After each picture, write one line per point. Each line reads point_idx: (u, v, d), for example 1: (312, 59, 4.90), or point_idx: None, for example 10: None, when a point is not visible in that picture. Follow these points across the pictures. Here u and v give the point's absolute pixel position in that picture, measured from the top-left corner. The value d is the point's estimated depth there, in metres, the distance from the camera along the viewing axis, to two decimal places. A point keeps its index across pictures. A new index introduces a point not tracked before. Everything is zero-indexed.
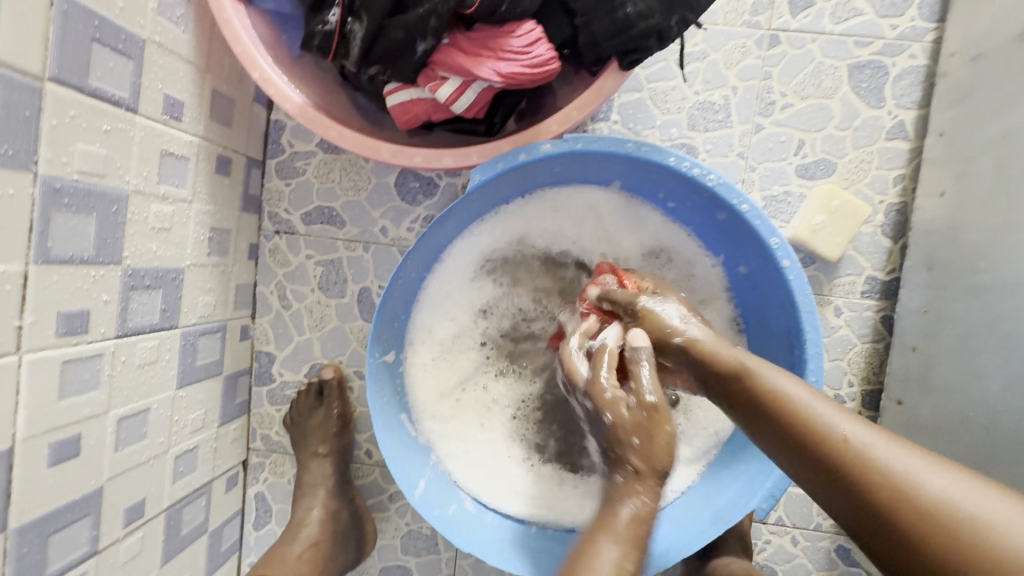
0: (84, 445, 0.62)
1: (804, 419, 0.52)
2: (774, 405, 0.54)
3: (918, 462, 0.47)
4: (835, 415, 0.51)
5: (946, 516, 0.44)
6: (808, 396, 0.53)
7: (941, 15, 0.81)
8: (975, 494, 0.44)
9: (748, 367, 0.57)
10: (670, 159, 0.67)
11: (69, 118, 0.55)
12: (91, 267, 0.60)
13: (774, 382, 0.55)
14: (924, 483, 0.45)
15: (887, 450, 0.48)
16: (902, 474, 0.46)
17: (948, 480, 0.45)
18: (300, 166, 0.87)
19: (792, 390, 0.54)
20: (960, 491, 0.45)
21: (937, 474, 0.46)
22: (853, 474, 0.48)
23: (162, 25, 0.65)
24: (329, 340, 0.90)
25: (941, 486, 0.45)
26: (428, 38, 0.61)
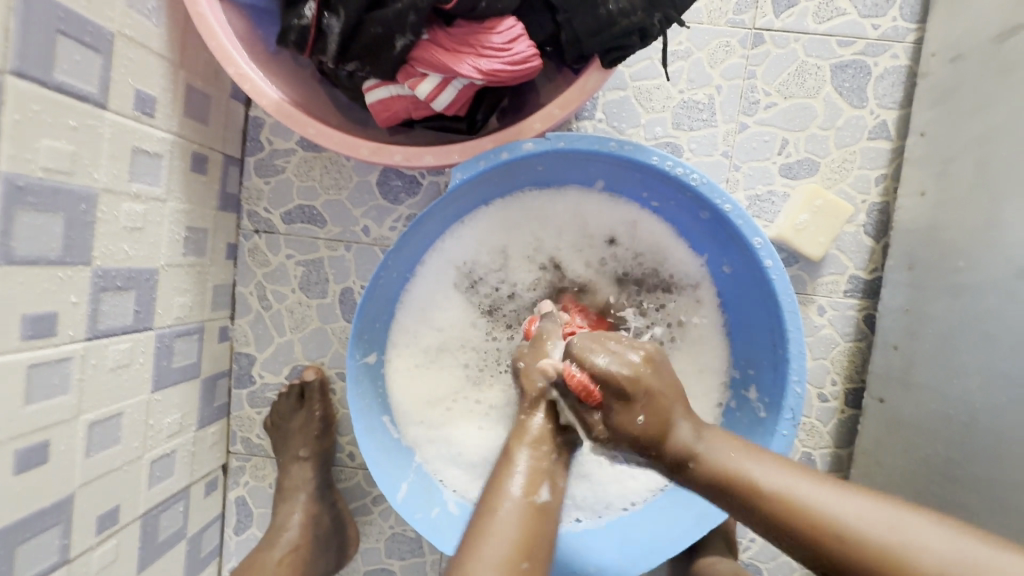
0: (52, 451, 0.60)
1: (795, 508, 0.49)
2: (750, 495, 0.51)
3: (909, 522, 0.47)
4: (816, 492, 0.50)
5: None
6: (785, 476, 0.52)
7: (922, 16, 0.81)
8: (972, 546, 0.45)
9: (707, 452, 0.55)
10: (653, 159, 0.67)
11: (33, 114, 0.53)
12: (58, 268, 0.58)
13: (744, 467, 0.53)
14: (921, 546, 0.45)
15: (882, 519, 0.47)
16: (904, 548, 0.46)
17: (942, 538, 0.46)
18: (280, 164, 0.86)
19: (765, 475, 0.52)
20: (954, 549, 0.45)
21: (925, 531, 0.46)
22: (872, 563, 0.46)
23: (132, 18, 0.63)
24: (310, 341, 0.88)
25: (937, 552, 0.45)
26: (407, 34, 0.59)
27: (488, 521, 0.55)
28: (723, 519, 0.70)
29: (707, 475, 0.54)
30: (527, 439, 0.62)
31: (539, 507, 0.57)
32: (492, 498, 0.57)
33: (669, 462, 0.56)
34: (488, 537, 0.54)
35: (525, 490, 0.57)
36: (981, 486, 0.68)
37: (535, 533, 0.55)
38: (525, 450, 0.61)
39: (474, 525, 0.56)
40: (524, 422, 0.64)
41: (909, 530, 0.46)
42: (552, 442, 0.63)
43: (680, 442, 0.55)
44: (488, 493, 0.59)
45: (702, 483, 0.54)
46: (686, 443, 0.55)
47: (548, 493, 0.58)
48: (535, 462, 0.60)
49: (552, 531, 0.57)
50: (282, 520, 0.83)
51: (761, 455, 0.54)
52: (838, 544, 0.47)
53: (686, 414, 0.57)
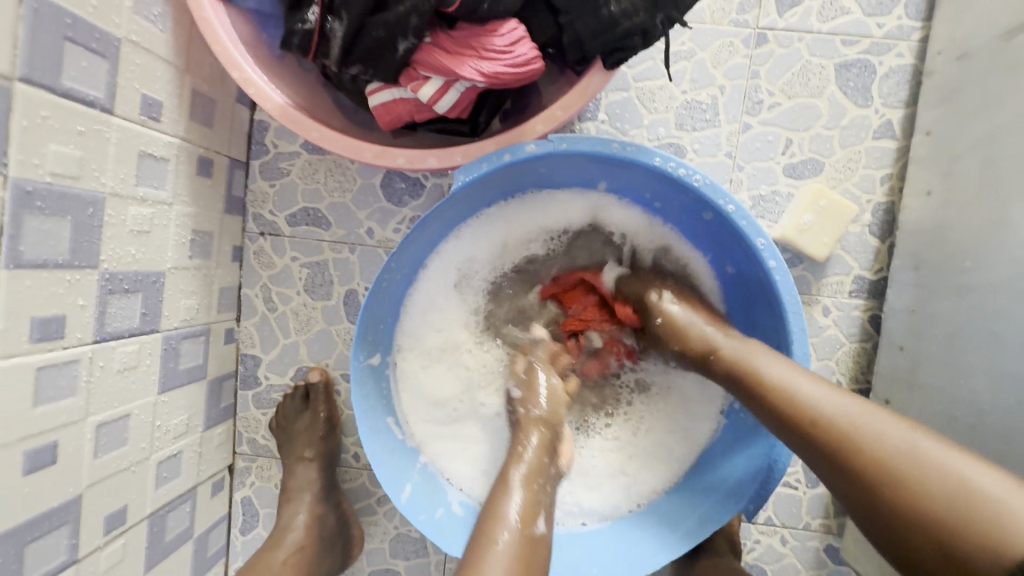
0: (61, 452, 0.61)
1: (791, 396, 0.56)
2: (762, 385, 0.58)
3: (886, 422, 0.50)
4: (810, 388, 0.55)
5: (904, 470, 0.47)
6: (789, 372, 0.58)
7: (927, 14, 0.81)
8: (939, 447, 0.47)
9: (729, 348, 0.64)
10: (655, 160, 0.66)
11: (41, 120, 0.54)
12: (65, 271, 0.59)
13: (756, 360, 0.61)
14: (883, 438, 0.49)
15: (859, 416, 0.51)
16: (866, 436, 0.50)
17: (909, 436, 0.48)
18: (285, 167, 0.86)
19: (774, 370, 0.58)
20: (917, 447, 0.48)
21: (894, 431, 0.49)
22: (835, 442, 0.51)
23: (139, 24, 0.63)
24: (315, 343, 0.89)
25: (896, 441, 0.48)
26: (409, 37, 0.60)
27: (488, 547, 0.56)
28: (726, 521, 0.70)
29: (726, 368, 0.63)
30: (522, 469, 0.64)
31: (530, 538, 0.58)
32: (492, 524, 0.58)
33: (694, 356, 0.67)
34: (485, 561, 0.55)
35: (521, 520, 0.59)
36: None
37: (530, 562, 0.56)
38: (520, 481, 0.63)
39: (472, 550, 0.56)
40: (517, 453, 0.66)
41: (876, 425, 0.50)
42: (544, 474, 0.65)
43: (704, 339, 0.66)
44: (484, 519, 0.60)
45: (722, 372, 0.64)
46: (712, 343, 0.66)
47: (543, 524, 0.60)
48: (530, 493, 0.62)
49: (543, 561, 0.58)
50: (287, 520, 0.84)
51: (781, 357, 0.60)
52: (816, 429, 0.53)
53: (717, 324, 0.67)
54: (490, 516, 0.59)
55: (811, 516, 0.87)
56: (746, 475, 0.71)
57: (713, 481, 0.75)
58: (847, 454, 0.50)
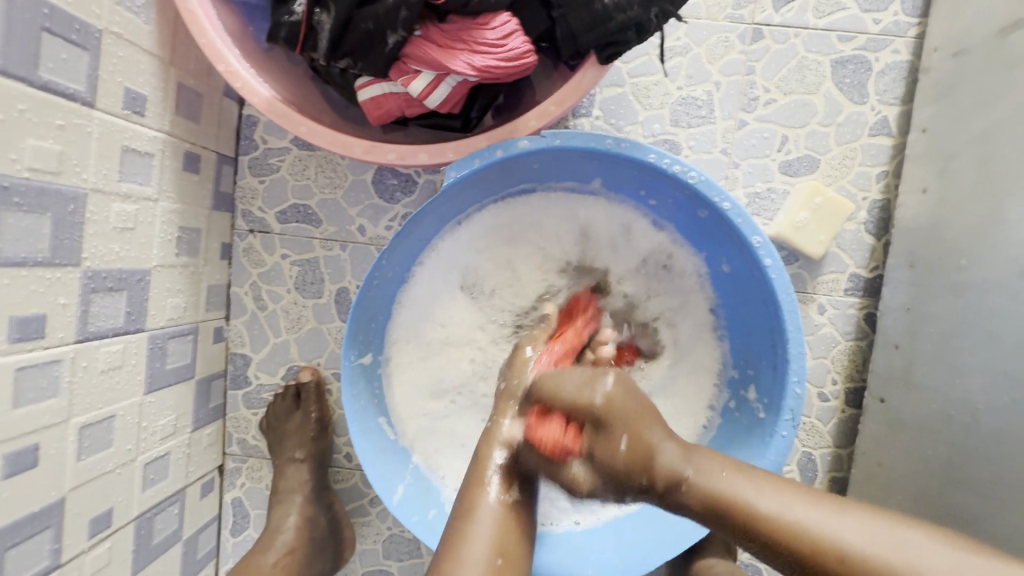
0: (42, 454, 0.60)
1: (799, 531, 0.46)
2: (758, 523, 0.47)
3: (915, 544, 0.43)
4: (816, 518, 0.46)
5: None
6: (781, 499, 0.48)
7: (924, 10, 0.80)
8: (880, 529, 0.44)
9: (696, 475, 0.51)
10: (650, 156, 0.66)
11: (18, 113, 0.52)
12: (46, 269, 0.57)
13: (738, 492, 0.49)
14: (923, 570, 0.42)
15: (883, 546, 0.44)
16: (908, 575, 0.42)
17: (942, 555, 0.42)
18: (274, 162, 0.85)
19: (760, 500, 0.48)
20: (957, 569, 0.42)
21: (928, 557, 0.42)
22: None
23: (121, 15, 0.62)
24: (306, 342, 0.87)
25: (936, 570, 0.42)
26: (399, 30, 0.58)
27: (469, 524, 0.57)
28: (720, 523, 0.69)
29: (701, 498, 0.51)
30: (500, 445, 0.61)
31: (509, 507, 0.59)
32: (471, 505, 0.58)
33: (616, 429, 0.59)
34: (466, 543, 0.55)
35: (500, 493, 0.59)
36: (984, 486, 0.68)
37: (509, 531, 0.58)
38: (499, 458, 0.61)
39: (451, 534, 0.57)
40: (494, 425, 0.63)
41: (910, 556, 0.43)
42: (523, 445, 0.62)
43: (662, 466, 0.53)
44: (465, 499, 0.60)
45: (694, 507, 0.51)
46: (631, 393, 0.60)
47: (521, 493, 0.61)
48: (510, 466, 0.61)
49: (526, 525, 0.60)
50: (277, 522, 0.83)
51: (752, 475, 0.51)
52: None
53: (669, 435, 0.54)
54: (471, 500, 0.59)
55: None
56: None
57: None
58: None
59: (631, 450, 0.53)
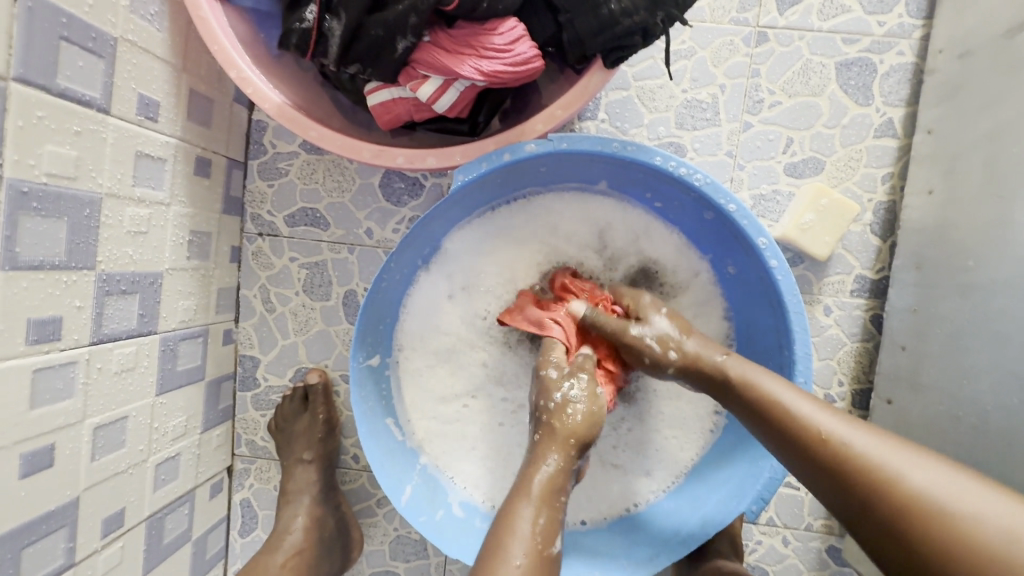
0: (57, 455, 0.61)
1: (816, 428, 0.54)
2: (782, 416, 0.56)
3: (913, 460, 0.49)
4: (836, 424, 0.54)
5: (938, 510, 0.46)
6: (817, 410, 0.55)
7: (929, 12, 0.80)
8: (965, 488, 0.46)
9: (741, 370, 0.61)
10: (656, 159, 0.66)
11: (36, 119, 0.53)
12: (62, 272, 0.58)
13: (771, 388, 0.58)
14: (910, 476, 0.48)
15: (882, 450, 0.50)
16: (896, 474, 0.48)
17: (936, 475, 0.48)
18: (283, 167, 0.86)
19: (788, 397, 0.57)
20: (946, 485, 0.47)
21: (920, 469, 0.48)
22: (879, 489, 0.49)
23: (136, 23, 0.63)
24: (314, 344, 0.88)
25: (923, 479, 0.48)
26: (408, 36, 0.59)
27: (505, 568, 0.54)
28: (728, 523, 0.70)
29: (744, 397, 0.60)
30: (545, 486, 0.60)
31: (547, 558, 0.57)
32: (509, 542, 0.56)
33: (700, 376, 0.64)
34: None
35: (542, 542, 0.57)
36: None
37: None
38: (542, 498, 0.59)
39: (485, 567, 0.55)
40: (537, 466, 0.61)
41: (903, 463, 0.49)
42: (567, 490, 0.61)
43: (713, 364, 0.63)
44: (497, 527, 0.58)
45: (737, 402, 0.60)
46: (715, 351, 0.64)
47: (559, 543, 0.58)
48: (552, 512, 0.59)
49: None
50: (285, 523, 0.83)
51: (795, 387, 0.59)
52: (842, 465, 0.51)
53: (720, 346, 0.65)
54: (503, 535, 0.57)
55: (812, 516, 0.86)
56: (747, 479, 0.70)
57: (714, 483, 0.74)
58: (875, 492, 0.49)
59: (685, 355, 0.65)
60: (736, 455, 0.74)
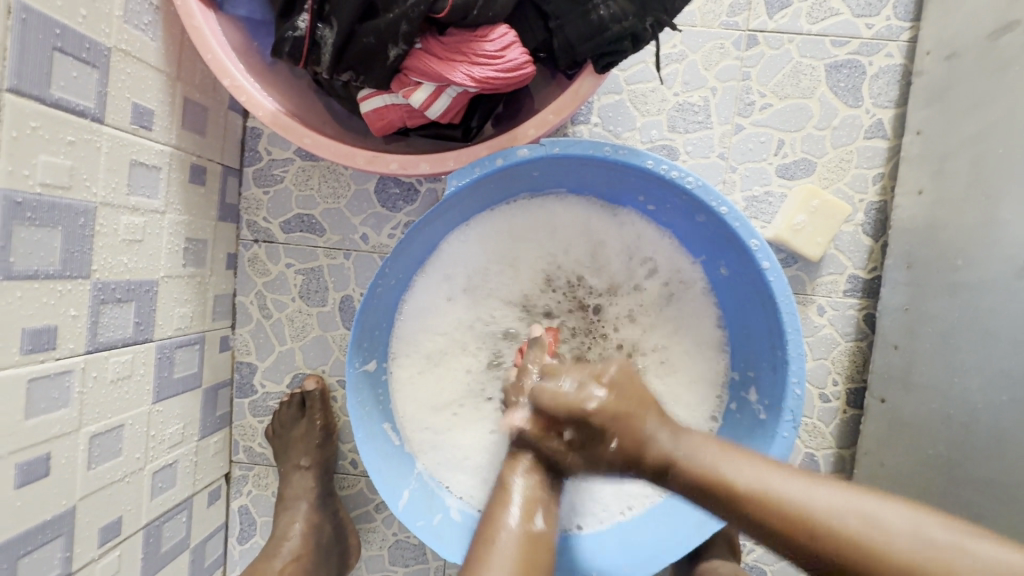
0: (53, 463, 0.61)
1: (778, 509, 0.49)
2: (739, 502, 0.50)
3: (881, 511, 0.46)
4: (805, 490, 0.49)
5: (928, 561, 0.44)
6: (781, 481, 0.50)
7: (916, 14, 0.81)
8: (945, 533, 0.45)
9: (690, 454, 0.55)
10: (648, 162, 0.67)
11: (30, 130, 0.53)
12: (57, 282, 0.58)
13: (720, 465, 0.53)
14: (894, 533, 0.45)
15: (875, 512, 0.46)
16: (873, 532, 0.45)
17: (907, 526, 0.45)
18: (278, 173, 0.86)
19: (745, 476, 0.51)
20: (920, 541, 0.44)
21: (891, 515, 0.46)
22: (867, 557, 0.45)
23: (129, 33, 0.63)
24: (310, 349, 0.88)
25: (901, 528, 0.45)
26: (400, 43, 0.60)
27: (488, 555, 0.56)
28: (723, 524, 0.69)
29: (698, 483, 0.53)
30: (519, 470, 0.62)
31: (536, 538, 0.58)
32: (490, 538, 0.58)
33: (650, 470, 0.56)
34: (486, 562, 0.55)
35: (520, 520, 0.59)
36: (980, 483, 0.69)
37: (532, 559, 0.56)
38: (519, 484, 0.61)
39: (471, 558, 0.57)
40: (518, 452, 0.64)
41: (876, 516, 0.46)
42: (546, 469, 0.63)
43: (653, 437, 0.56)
44: (484, 524, 0.60)
45: (684, 484, 0.54)
46: (658, 437, 0.56)
47: (543, 521, 0.60)
48: (531, 490, 0.61)
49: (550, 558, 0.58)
50: (282, 530, 0.83)
51: (749, 456, 0.54)
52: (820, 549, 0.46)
53: (663, 421, 0.58)
54: (485, 528, 0.59)
55: None
56: None
57: None
58: (869, 573, 0.45)
59: (624, 445, 0.57)
60: None
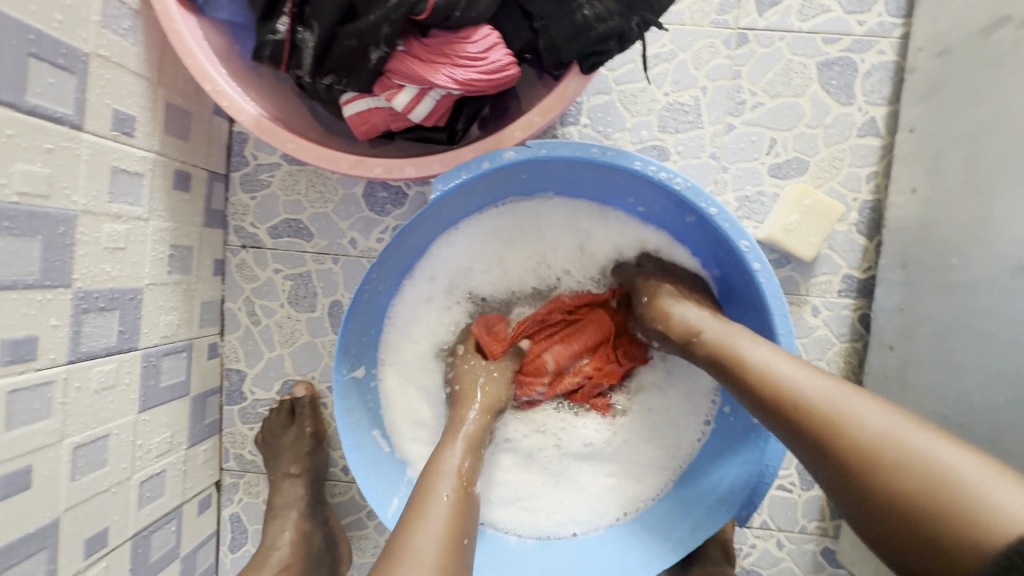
0: (35, 476, 0.60)
1: (772, 382, 0.54)
2: (747, 375, 0.56)
3: (867, 403, 0.49)
4: (796, 372, 0.54)
5: (888, 451, 0.46)
6: (777, 360, 0.55)
7: (908, 10, 0.80)
8: (926, 437, 0.45)
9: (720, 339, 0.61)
10: (635, 163, 0.65)
11: (6, 138, 0.53)
12: (36, 291, 0.58)
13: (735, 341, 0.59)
14: (863, 422, 0.48)
15: (851, 403, 0.49)
16: (842, 416, 0.49)
17: (886, 418, 0.47)
18: (265, 178, 0.85)
19: (760, 358, 0.56)
20: (892, 428, 0.47)
21: (873, 413, 0.48)
22: (831, 436, 0.49)
23: (107, 38, 0.62)
24: (300, 356, 0.88)
25: (876, 424, 0.47)
26: (381, 46, 0.59)
27: (426, 501, 0.55)
28: (717, 528, 0.68)
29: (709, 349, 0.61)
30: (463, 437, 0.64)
31: (471, 494, 0.59)
32: (422, 499, 0.56)
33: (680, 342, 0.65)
34: (415, 529, 0.52)
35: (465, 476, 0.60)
36: None
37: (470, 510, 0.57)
38: (464, 445, 0.64)
39: (395, 534, 0.53)
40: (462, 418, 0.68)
41: (855, 408, 0.49)
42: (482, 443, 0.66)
43: (693, 328, 0.64)
44: (424, 477, 0.59)
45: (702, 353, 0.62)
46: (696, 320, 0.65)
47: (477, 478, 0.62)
48: (469, 450, 0.63)
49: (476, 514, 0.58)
50: (272, 539, 0.82)
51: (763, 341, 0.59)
52: (799, 416, 0.51)
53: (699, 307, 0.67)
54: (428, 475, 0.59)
55: (806, 518, 0.86)
56: (736, 483, 0.69)
57: (703, 489, 0.73)
58: (832, 446, 0.48)
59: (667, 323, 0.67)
60: (726, 460, 0.73)
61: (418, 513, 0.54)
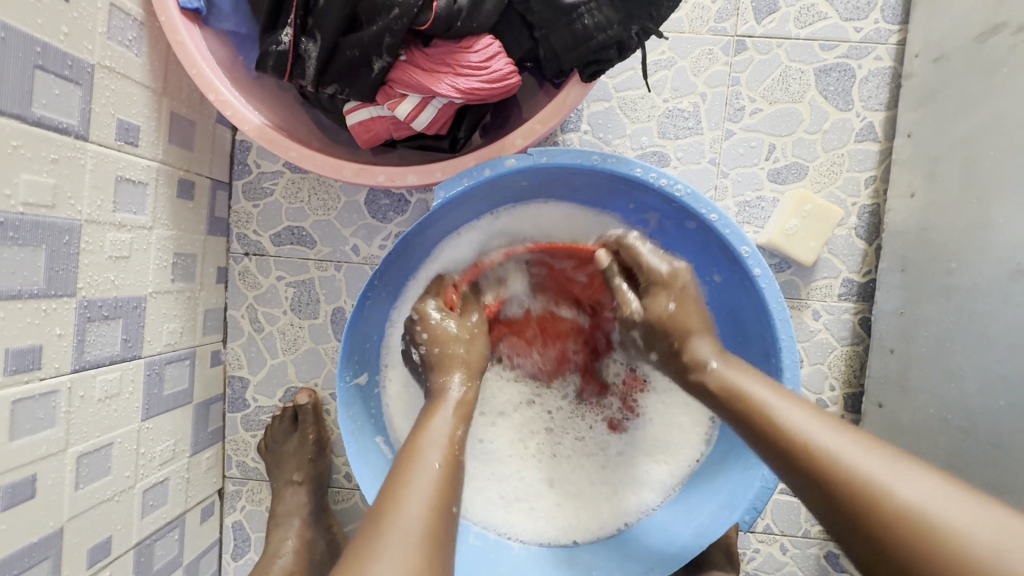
0: (39, 485, 0.60)
1: (801, 443, 0.50)
2: (772, 432, 0.53)
3: (902, 469, 0.45)
4: (825, 431, 0.50)
5: (932, 528, 0.42)
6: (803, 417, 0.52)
7: (904, 17, 0.81)
8: (970, 509, 0.42)
9: (727, 379, 0.60)
10: (636, 170, 0.66)
11: (12, 149, 0.53)
12: (41, 301, 0.58)
13: (758, 394, 0.56)
14: (900, 491, 0.44)
15: (885, 468, 0.46)
16: (879, 485, 0.45)
17: (924, 487, 0.44)
18: (268, 186, 0.86)
19: (783, 411, 0.53)
20: (933, 500, 0.43)
21: (912, 482, 0.44)
22: (866, 505, 0.45)
23: (112, 49, 0.63)
24: (303, 363, 0.88)
25: (915, 493, 0.43)
26: (384, 56, 0.59)
27: (410, 466, 0.55)
28: (722, 533, 0.69)
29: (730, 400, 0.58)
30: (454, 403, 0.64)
31: (459, 461, 0.58)
32: (408, 465, 0.55)
33: (696, 386, 0.63)
34: (403, 492, 0.53)
35: (452, 428, 0.61)
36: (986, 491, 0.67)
37: (455, 473, 0.56)
38: (449, 410, 0.63)
39: (383, 498, 0.53)
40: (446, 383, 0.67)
41: (892, 475, 0.45)
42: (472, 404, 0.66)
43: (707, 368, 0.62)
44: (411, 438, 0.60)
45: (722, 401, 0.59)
46: (707, 358, 0.63)
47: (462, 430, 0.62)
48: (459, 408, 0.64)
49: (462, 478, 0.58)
50: (275, 547, 0.82)
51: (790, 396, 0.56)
52: (830, 481, 0.47)
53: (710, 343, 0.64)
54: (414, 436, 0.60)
55: (809, 522, 0.86)
56: (738, 488, 0.69)
57: (706, 494, 0.73)
58: (868, 518, 0.44)
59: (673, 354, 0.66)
60: (729, 466, 0.73)
61: (403, 481, 0.54)
